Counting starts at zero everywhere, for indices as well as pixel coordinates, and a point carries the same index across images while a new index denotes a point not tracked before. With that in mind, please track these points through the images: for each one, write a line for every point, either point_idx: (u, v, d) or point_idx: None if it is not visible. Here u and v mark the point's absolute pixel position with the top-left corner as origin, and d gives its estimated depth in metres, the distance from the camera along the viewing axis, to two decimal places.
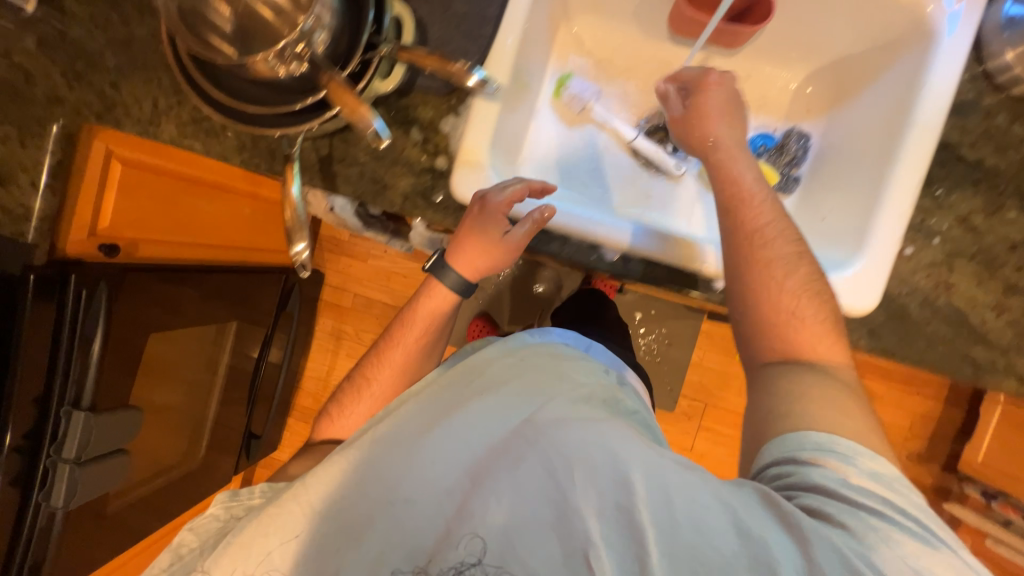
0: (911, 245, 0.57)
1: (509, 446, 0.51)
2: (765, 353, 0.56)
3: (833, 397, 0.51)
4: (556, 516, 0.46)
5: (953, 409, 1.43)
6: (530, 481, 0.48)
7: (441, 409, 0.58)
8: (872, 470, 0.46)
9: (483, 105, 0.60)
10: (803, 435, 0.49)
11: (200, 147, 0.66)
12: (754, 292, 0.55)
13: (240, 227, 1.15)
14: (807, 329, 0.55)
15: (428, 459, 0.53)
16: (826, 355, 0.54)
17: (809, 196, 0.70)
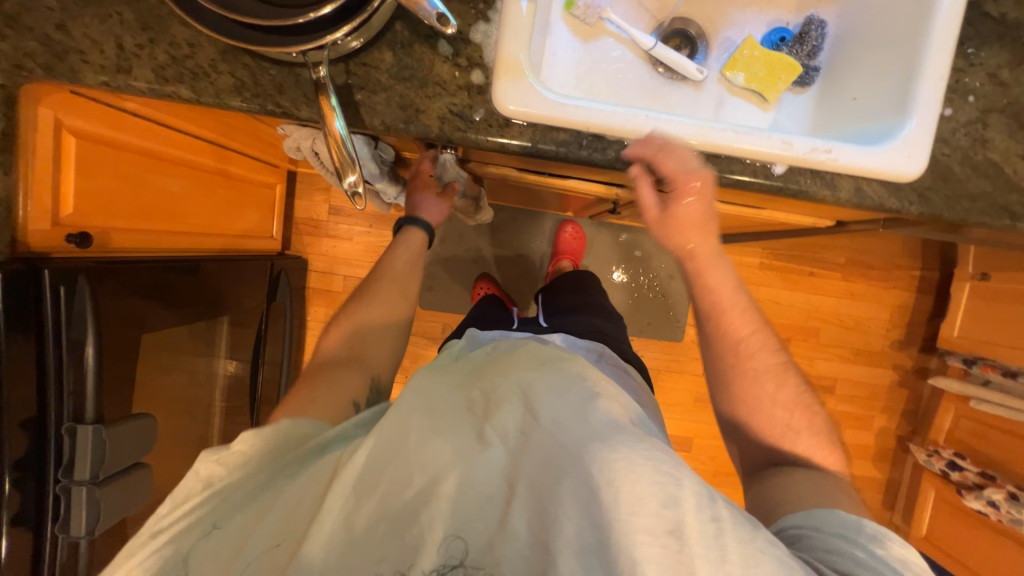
0: (949, 107, 0.60)
1: (558, 463, 0.51)
2: (769, 428, 0.64)
3: (834, 475, 0.58)
4: (601, 541, 0.46)
5: (925, 297, 1.58)
6: (576, 499, 0.48)
7: (482, 415, 0.58)
8: (903, 555, 0.47)
9: (516, 7, 0.56)
10: (832, 513, 0.52)
11: (186, 91, 0.56)
12: (743, 403, 0.65)
13: (211, 208, 1.04)
14: (803, 437, 0.63)
15: (472, 470, 0.52)
16: (814, 441, 0.62)
17: (831, 83, 0.71)
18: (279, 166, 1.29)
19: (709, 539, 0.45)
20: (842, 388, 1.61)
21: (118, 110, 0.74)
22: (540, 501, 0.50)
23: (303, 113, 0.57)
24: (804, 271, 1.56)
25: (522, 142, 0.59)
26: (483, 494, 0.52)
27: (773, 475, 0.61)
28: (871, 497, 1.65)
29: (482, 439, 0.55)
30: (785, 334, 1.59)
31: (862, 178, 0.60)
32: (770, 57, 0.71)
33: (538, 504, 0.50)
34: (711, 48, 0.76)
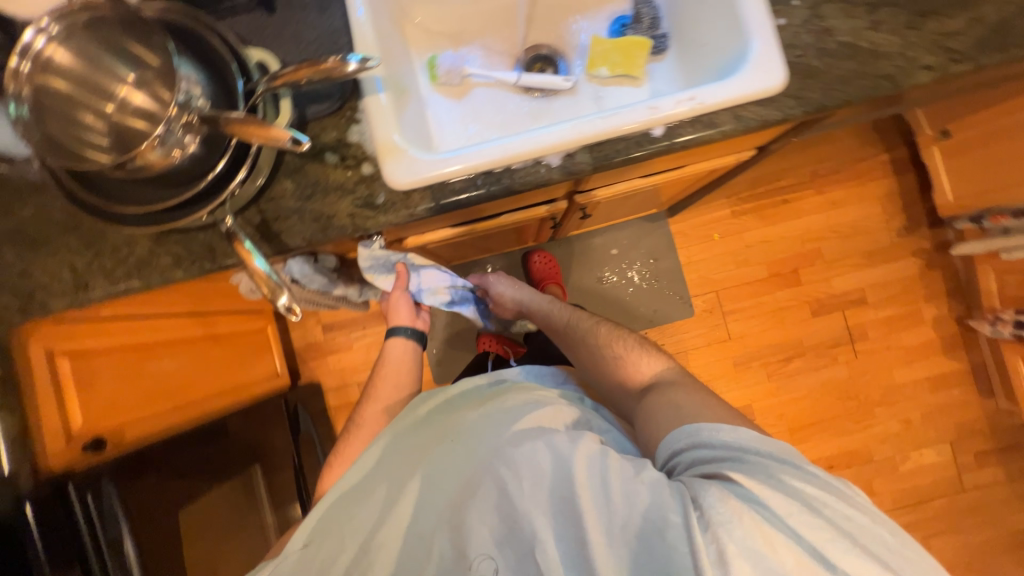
0: (782, 17, 0.64)
1: (470, 475, 0.59)
2: (631, 374, 0.78)
3: (678, 390, 0.70)
4: (509, 527, 0.53)
5: (906, 175, 1.55)
6: (486, 501, 0.55)
7: (411, 464, 0.65)
8: (732, 435, 0.58)
9: (376, 102, 0.64)
10: (677, 430, 0.62)
11: (138, 283, 0.64)
12: (603, 364, 0.81)
13: (214, 373, 1.09)
14: (646, 364, 0.78)
15: (404, 507, 0.60)
16: (654, 368, 0.78)
17: (681, 41, 0.77)
18: (265, 309, 1.38)
19: (596, 484, 0.53)
20: (873, 295, 1.54)
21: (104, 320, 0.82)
22: (455, 519, 0.56)
23: (233, 260, 0.63)
24: (777, 202, 1.55)
25: (426, 204, 0.64)
26: (418, 523, 0.59)
27: (649, 404, 0.71)
28: (963, 390, 1.51)
29: (411, 479, 0.63)
30: (790, 266, 1.55)
31: (734, 108, 0.63)
32: (619, 44, 0.77)
33: (456, 516, 0.56)
34: (570, 58, 0.83)
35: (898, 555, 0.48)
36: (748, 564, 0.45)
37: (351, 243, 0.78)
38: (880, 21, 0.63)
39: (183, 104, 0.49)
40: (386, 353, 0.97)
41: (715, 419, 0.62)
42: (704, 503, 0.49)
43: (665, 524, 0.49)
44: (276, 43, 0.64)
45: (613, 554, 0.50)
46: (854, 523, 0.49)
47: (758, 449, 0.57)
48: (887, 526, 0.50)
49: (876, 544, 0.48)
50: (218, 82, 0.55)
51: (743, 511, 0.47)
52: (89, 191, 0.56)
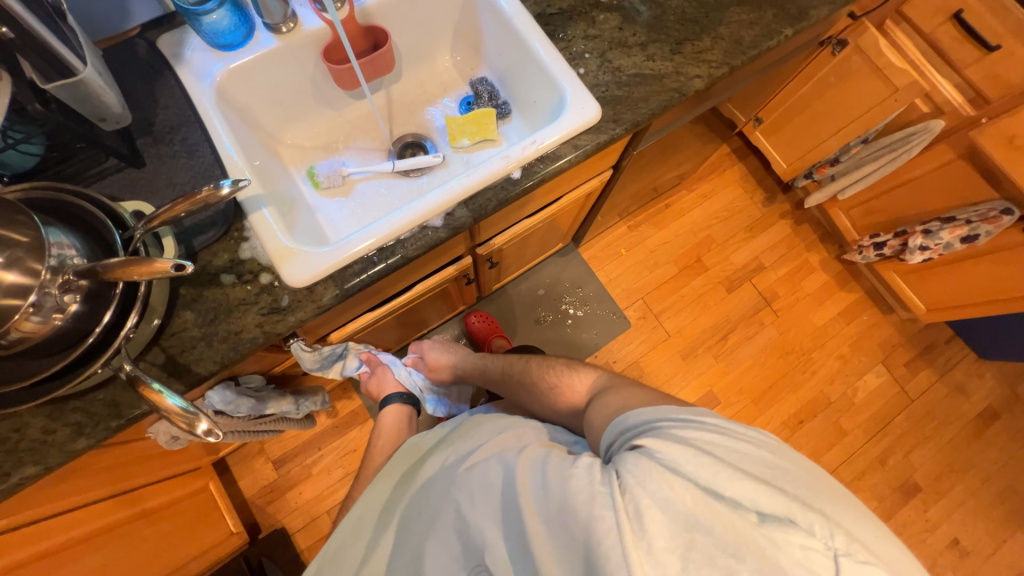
0: (581, 68, 0.80)
1: (432, 509, 0.63)
2: (572, 390, 0.80)
3: (612, 389, 0.73)
4: (464, 543, 0.57)
5: (748, 158, 1.85)
6: (445, 525, 0.60)
7: (383, 514, 0.69)
8: (646, 410, 0.61)
9: (260, 217, 0.68)
10: (607, 431, 0.64)
11: (34, 466, 0.58)
12: (545, 395, 0.83)
13: (149, 555, 0.96)
14: (582, 375, 0.81)
15: (379, 556, 0.64)
16: (588, 377, 0.80)
17: (518, 103, 0.92)
18: (203, 464, 1.26)
19: (537, 481, 0.56)
20: (767, 259, 1.74)
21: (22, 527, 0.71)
22: (419, 549, 0.60)
23: (142, 407, 0.61)
24: (661, 208, 1.77)
25: (333, 291, 0.67)
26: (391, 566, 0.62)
27: (594, 410, 0.72)
28: (871, 314, 1.71)
29: (382, 527, 0.67)
30: (694, 256, 1.73)
31: (570, 140, 0.76)
32: (470, 117, 0.90)
33: (420, 546, 0.60)
34: (434, 138, 0.95)
35: (775, 469, 0.51)
36: (659, 512, 0.46)
37: (270, 354, 0.77)
38: (652, 53, 0.81)
39: (58, 266, 0.51)
40: (380, 424, 1.00)
41: (642, 404, 0.65)
42: (623, 470, 0.50)
43: (595, 497, 0.49)
44: (152, 192, 0.68)
45: (552, 540, 0.51)
46: (740, 455, 0.52)
47: (670, 414, 0.59)
48: (771, 448, 0.54)
49: (757, 463, 0.52)
50: (93, 239, 0.57)
51: (652, 467, 0.49)
52: None
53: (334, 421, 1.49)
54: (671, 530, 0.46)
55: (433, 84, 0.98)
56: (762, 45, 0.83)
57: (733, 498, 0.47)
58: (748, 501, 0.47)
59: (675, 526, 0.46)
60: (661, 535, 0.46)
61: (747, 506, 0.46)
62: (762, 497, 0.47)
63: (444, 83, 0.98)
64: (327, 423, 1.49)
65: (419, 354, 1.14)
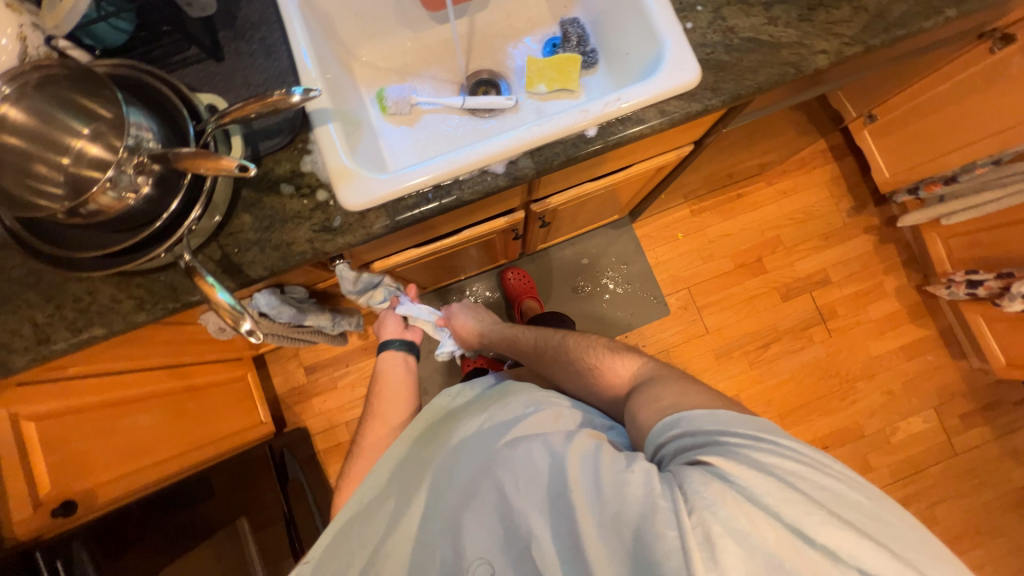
0: (689, 22, 0.71)
1: (470, 482, 0.63)
2: (613, 375, 0.77)
3: (660, 382, 0.69)
4: (508, 527, 0.57)
5: (845, 159, 1.66)
6: (486, 505, 0.59)
7: (419, 474, 0.70)
8: (712, 419, 0.58)
9: (325, 132, 0.68)
10: (657, 427, 0.62)
11: (101, 329, 0.64)
12: (579, 376, 0.81)
13: (188, 425, 1.07)
14: (620, 361, 0.78)
15: (412, 520, 0.64)
16: (629, 366, 0.77)
17: (608, 54, 0.84)
18: (243, 357, 1.37)
19: (588, 478, 0.56)
20: (836, 274, 1.60)
21: (71, 379, 0.81)
22: (456, 520, 0.60)
23: (195, 296, 0.64)
24: (732, 197, 1.64)
25: (384, 221, 0.67)
26: (425, 531, 0.62)
27: (636, 402, 0.69)
28: (937, 355, 1.56)
29: (418, 486, 0.68)
30: (755, 256, 1.61)
31: (658, 105, 0.69)
32: (552, 62, 0.83)
33: (456, 518, 0.60)
34: (510, 80, 0.89)
35: (874, 520, 0.49)
36: (734, 544, 0.46)
37: (316, 271, 0.80)
38: (776, 16, 0.70)
39: (135, 147, 0.52)
40: (375, 365, 1.02)
41: (697, 405, 0.62)
42: (689, 487, 0.50)
43: (655, 510, 0.50)
44: (227, 89, 0.68)
45: (604, 543, 0.52)
46: (830, 494, 0.50)
47: (740, 430, 0.56)
48: (865, 491, 0.52)
49: (852, 510, 0.49)
50: (171, 126, 0.58)
51: (725, 492, 0.48)
52: (44, 242, 0.58)
53: (364, 344, 1.56)
54: (746, 563, 0.45)
55: (520, 18, 0.90)
56: (913, 25, 0.70)
57: (820, 545, 0.46)
58: (838, 551, 0.46)
59: (751, 561, 0.46)
60: (735, 569, 0.45)
61: (837, 557, 0.46)
62: (856, 550, 0.46)
63: (533, 18, 0.90)
64: (356, 343, 1.56)
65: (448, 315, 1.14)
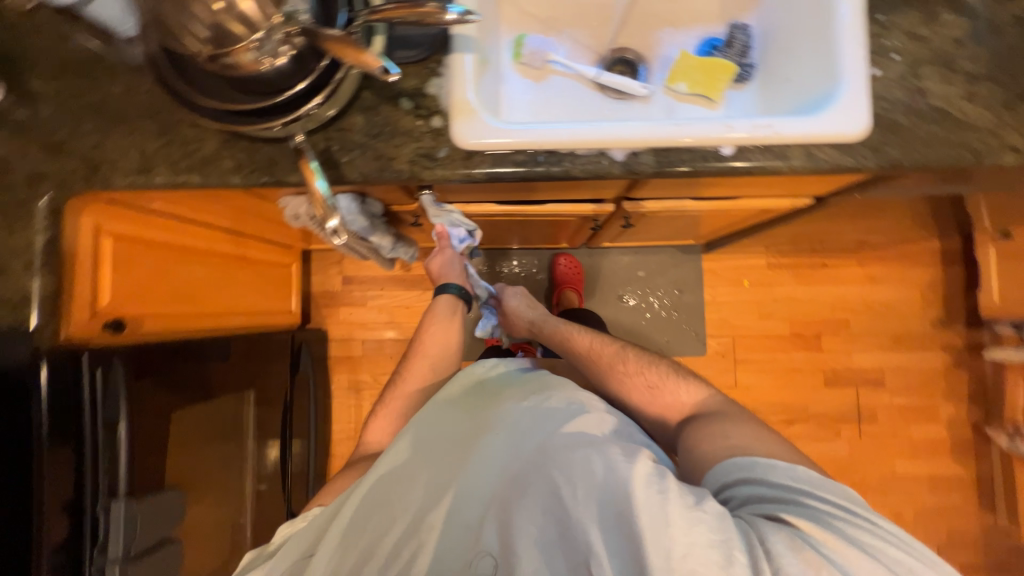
0: (878, 68, 0.64)
1: (520, 474, 0.64)
2: (674, 401, 0.78)
3: (726, 419, 0.71)
4: (561, 532, 0.58)
5: (953, 268, 1.52)
6: (540, 504, 0.60)
7: (462, 448, 0.70)
8: (792, 476, 0.60)
9: (461, 60, 0.66)
10: (729, 466, 0.64)
11: (197, 178, 0.67)
12: (634, 393, 0.81)
13: (228, 290, 1.12)
14: (680, 388, 0.79)
15: (453, 492, 0.65)
16: (690, 395, 0.78)
17: (766, 75, 0.77)
18: (293, 247, 1.42)
19: (654, 506, 0.55)
20: (892, 379, 1.50)
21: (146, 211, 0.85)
22: (507, 511, 0.61)
23: (291, 178, 0.66)
24: (815, 263, 1.53)
25: (486, 168, 0.65)
26: (468, 510, 0.63)
27: (699, 436, 0.71)
28: (963, 498, 1.46)
29: (459, 461, 0.68)
30: (814, 331, 1.52)
31: (809, 146, 0.63)
32: (705, 63, 0.77)
33: (507, 508, 0.61)
34: (651, 67, 0.84)
35: None
36: None
37: (399, 192, 0.80)
38: (977, 93, 0.63)
39: (290, 15, 0.52)
40: (425, 311, 1.04)
41: (767, 454, 0.63)
42: (773, 546, 0.53)
43: (735, 558, 0.53)
44: None
45: None
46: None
47: (822, 494, 0.59)
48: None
49: None
50: (322, 4, 0.58)
51: (814, 561, 0.52)
52: (179, 78, 0.59)
53: (403, 275, 1.59)
54: None
55: (688, 5, 0.84)
56: None
57: None
58: None
59: None
60: None
61: None
62: None
63: (701, 10, 0.84)
64: (396, 272, 1.59)
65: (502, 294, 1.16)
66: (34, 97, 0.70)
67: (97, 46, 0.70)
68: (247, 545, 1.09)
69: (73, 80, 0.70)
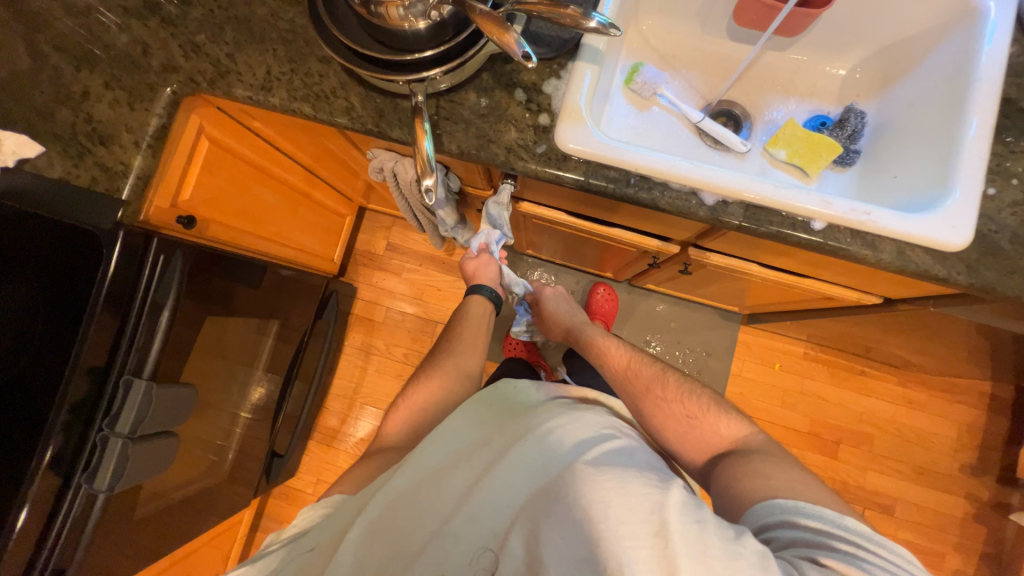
0: (993, 187, 0.62)
1: (548, 486, 0.62)
2: (714, 434, 0.76)
3: (772, 457, 0.68)
4: (592, 552, 0.52)
5: (998, 419, 1.44)
6: (567, 517, 0.56)
7: (491, 457, 0.70)
8: (842, 525, 0.56)
9: (583, 68, 0.68)
10: (769, 504, 0.61)
11: (309, 110, 0.70)
12: (669, 418, 0.79)
13: (286, 222, 1.17)
14: (722, 421, 0.77)
15: (476, 498, 0.63)
16: (734, 430, 0.76)
17: (869, 165, 0.76)
18: (353, 201, 1.46)
19: (691, 537, 0.52)
20: (903, 511, 1.41)
21: (244, 126, 0.90)
22: (535, 523, 0.58)
23: (394, 133, 0.69)
24: (853, 368, 1.48)
25: (576, 175, 0.66)
26: (494, 518, 0.62)
27: (738, 472, 0.68)
28: None
29: (486, 467, 0.68)
30: (834, 436, 1.46)
31: (903, 244, 0.61)
32: (811, 137, 0.76)
33: (534, 518, 0.59)
34: (755, 126, 0.83)
35: None
36: None
37: (482, 176, 0.82)
38: None
39: None
40: (459, 308, 1.10)
41: (813, 499, 0.60)
42: None
43: None
44: None
45: None
46: None
47: (879, 549, 0.52)
48: None
49: None
50: None
51: None
52: (326, 13, 0.63)
53: (444, 258, 1.62)
54: None
55: (806, 79, 0.84)
56: None
57: None
58: None
59: None
60: None
61: None
62: None
63: (817, 86, 0.84)
64: (438, 253, 1.62)
65: (542, 294, 1.19)
66: None
67: None
68: (227, 466, 1.10)
69: None
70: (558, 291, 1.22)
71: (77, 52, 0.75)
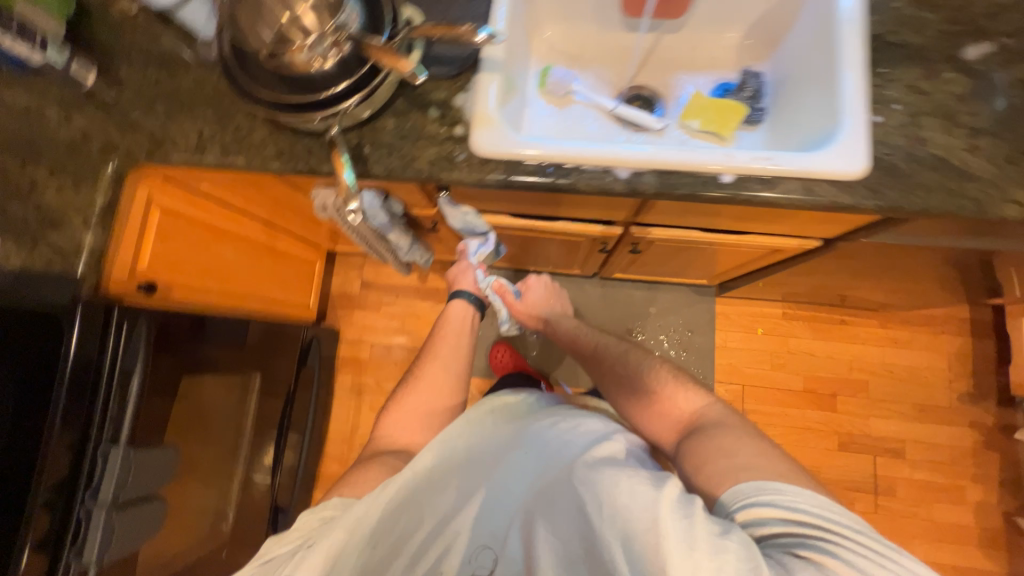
0: (879, 115, 0.67)
1: (547, 490, 0.64)
2: (675, 408, 0.77)
3: (733, 433, 0.66)
4: (586, 549, 0.55)
5: (983, 342, 1.45)
6: (564, 519, 0.58)
7: (495, 462, 0.72)
8: (806, 505, 0.55)
9: (486, 78, 0.73)
10: (736, 496, 0.58)
11: (242, 160, 0.75)
12: (633, 397, 0.82)
13: (253, 276, 1.19)
14: (682, 397, 0.77)
15: (478, 502, 0.67)
16: (693, 403, 0.76)
17: (776, 118, 0.81)
18: (319, 246, 1.50)
19: (683, 535, 0.50)
20: (913, 451, 1.40)
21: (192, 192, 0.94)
22: (532, 524, 0.60)
23: (324, 168, 0.73)
24: (833, 319, 1.50)
25: (497, 175, 0.70)
26: (496, 518, 0.65)
27: (702, 449, 0.67)
28: None
29: (489, 473, 0.70)
30: (829, 389, 1.46)
31: (810, 180, 0.65)
32: (716, 104, 0.82)
33: (532, 521, 0.61)
34: (668, 103, 0.89)
35: None
36: None
37: (420, 195, 0.86)
38: (978, 146, 0.64)
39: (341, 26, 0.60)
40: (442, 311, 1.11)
41: (775, 475, 0.58)
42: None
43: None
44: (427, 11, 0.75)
45: None
46: None
47: (843, 523, 0.52)
48: None
49: None
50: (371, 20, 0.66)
51: None
52: (241, 70, 0.69)
53: (419, 285, 1.65)
54: None
55: (704, 52, 0.90)
56: None
57: None
58: None
59: None
60: None
61: None
62: None
63: (716, 58, 0.90)
64: (413, 282, 1.65)
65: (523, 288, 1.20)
66: (119, 82, 0.81)
67: (178, 44, 0.81)
68: (228, 528, 1.09)
69: (153, 70, 0.81)
70: (540, 276, 1.21)
71: (22, 149, 0.80)
